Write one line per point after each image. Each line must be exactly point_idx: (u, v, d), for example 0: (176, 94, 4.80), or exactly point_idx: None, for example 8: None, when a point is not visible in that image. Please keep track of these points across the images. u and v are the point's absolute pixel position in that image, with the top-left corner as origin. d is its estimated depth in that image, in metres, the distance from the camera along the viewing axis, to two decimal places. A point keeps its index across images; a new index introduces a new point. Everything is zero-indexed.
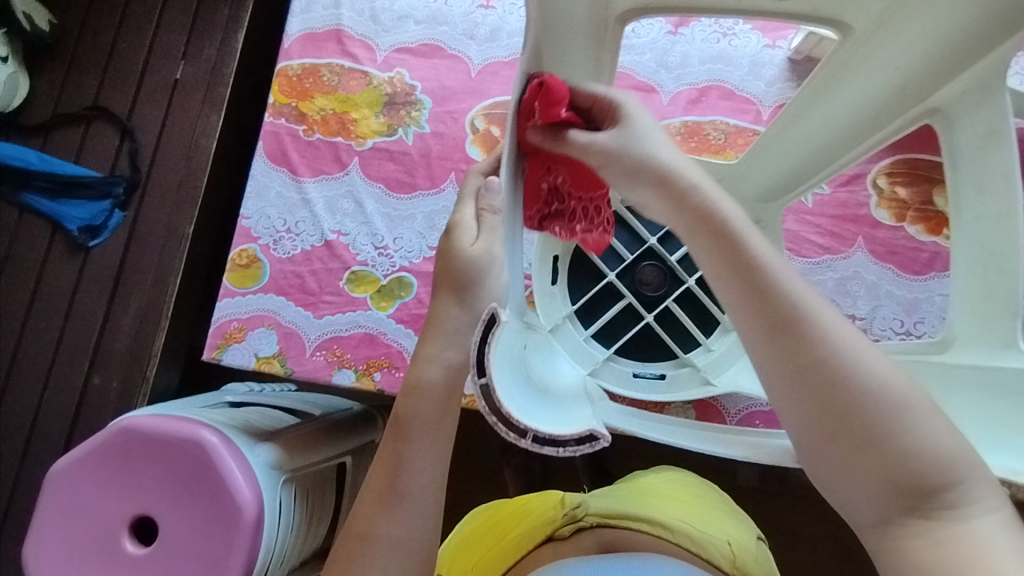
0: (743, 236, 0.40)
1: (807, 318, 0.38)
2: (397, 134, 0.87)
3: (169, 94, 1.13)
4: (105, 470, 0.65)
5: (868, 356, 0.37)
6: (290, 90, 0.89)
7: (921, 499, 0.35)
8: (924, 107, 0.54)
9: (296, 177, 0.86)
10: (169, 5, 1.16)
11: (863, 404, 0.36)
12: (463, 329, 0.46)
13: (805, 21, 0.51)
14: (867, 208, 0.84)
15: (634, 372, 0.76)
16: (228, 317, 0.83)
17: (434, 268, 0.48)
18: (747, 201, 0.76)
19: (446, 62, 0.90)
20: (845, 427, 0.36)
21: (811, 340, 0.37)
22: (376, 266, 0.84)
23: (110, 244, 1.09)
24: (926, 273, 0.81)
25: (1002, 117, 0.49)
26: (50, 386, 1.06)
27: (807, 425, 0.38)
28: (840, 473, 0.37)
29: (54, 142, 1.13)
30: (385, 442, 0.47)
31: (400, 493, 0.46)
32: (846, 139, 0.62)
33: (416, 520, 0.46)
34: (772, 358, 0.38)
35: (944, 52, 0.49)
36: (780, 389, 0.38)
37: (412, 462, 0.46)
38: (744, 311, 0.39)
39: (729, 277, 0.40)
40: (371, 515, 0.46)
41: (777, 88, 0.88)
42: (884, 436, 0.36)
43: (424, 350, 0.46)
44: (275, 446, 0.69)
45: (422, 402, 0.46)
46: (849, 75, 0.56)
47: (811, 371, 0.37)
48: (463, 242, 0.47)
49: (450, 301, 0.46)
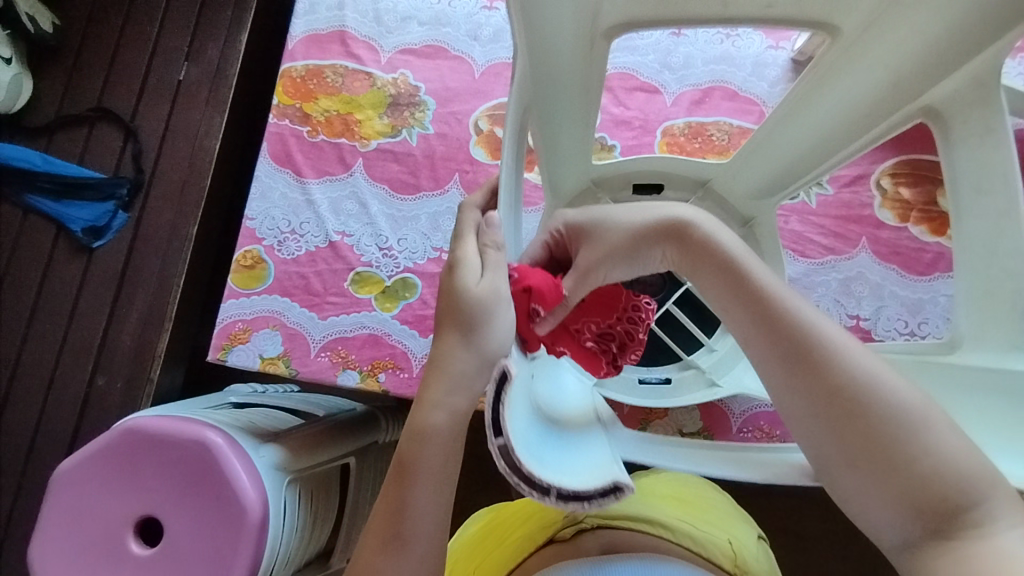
0: (757, 276, 0.45)
1: (825, 348, 0.41)
2: (401, 135, 0.88)
3: (173, 95, 1.14)
4: (110, 470, 0.65)
5: (886, 378, 0.40)
6: (295, 91, 0.89)
7: (945, 516, 0.38)
8: (918, 105, 0.54)
9: (301, 178, 0.86)
10: (172, 6, 1.16)
11: (881, 426, 0.39)
12: (471, 372, 0.45)
13: (799, 25, 0.51)
14: (870, 209, 0.84)
15: (639, 379, 0.76)
16: (233, 318, 0.83)
17: (437, 307, 0.46)
18: (740, 199, 0.75)
19: (450, 63, 0.90)
20: (868, 452, 0.39)
21: (831, 369, 0.41)
22: (380, 266, 0.84)
23: (114, 245, 1.10)
24: (930, 273, 0.81)
25: (999, 117, 0.49)
26: (54, 387, 1.06)
27: (831, 452, 0.41)
28: (865, 496, 0.40)
29: (58, 143, 1.13)
30: (389, 484, 0.46)
31: (405, 537, 0.44)
32: (841, 138, 0.61)
33: (425, 558, 0.45)
34: (792, 387, 0.42)
35: (941, 50, 0.49)
36: (802, 417, 0.42)
37: (418, 506, 0.44)
38: (759, 342, 0.44)
39: (745, 312, 0.44)
40: (374, 561, 0.44)
41: (781, 89, 0.88)
42: (904, 457, 0.39)
43: (428, 395, 0.45)
44: (280, 447, 0.69)
45: (427, 449, 0.44)
46: (840, 73, 0.56)
47: (831, 398, 0.40)
48: (470, 282, 0.45)
49: (456, 342, 0.45)
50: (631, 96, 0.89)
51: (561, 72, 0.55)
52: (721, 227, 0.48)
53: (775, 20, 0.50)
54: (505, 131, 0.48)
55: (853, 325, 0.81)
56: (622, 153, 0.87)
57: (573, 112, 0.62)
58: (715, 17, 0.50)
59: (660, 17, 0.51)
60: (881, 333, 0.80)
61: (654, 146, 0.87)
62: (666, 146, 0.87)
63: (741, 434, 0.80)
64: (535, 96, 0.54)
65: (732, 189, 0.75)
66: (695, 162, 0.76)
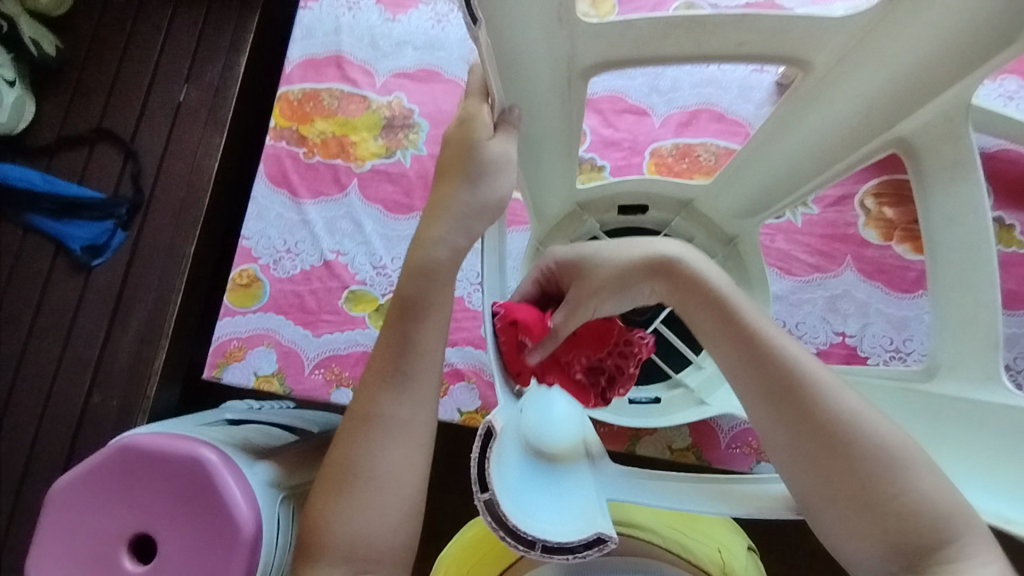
0: (746, 313, 0.47)
1: (808, 385, 0.44)
2: (395, 155, 0.89)
3: (172, 116, 1.16)
4: (105, 488, 0.66)
5: (867, 418, 0.43)
6: (291, 114, 0.91)
7: (923, 554, 0.40)
8: (889, 136, 0.56)
9: (297, 199, 0.88)
10: (173, 30, 1.19)
11: (861, 463, 0.42)
12: (472, 214, 0.48)
13: (773, 61, 0.54)
14: (855, 228, 0.85)
15: (630, 399, 0.77)
16: (228, 336, 0.84)
17: (449, 153, 0.49)
18: (723, 217, 0.76)
19: (443, 86, 0.92)
20: (848, 489, 0.42)
21: (812, 405, 0.43)
22: (374, 285, 0.86)
23: (112, 263, 1.11)
24: (914, 291, 0.83)
25: (968, 148, 0.52)
26: (51, 404, 1.07)
27: (814, 489, 0.42)
28: (846, 533, 0.42)
29: (59, 163, 1.15)
30: (392, 320, 0.49)
31: (406, 374, 0.47)
32: (818, 165, 0.63)
33: (422, 404, 0.48)
34: (776, 421, 0.44)
35: (907, 86, 0.52)
36: (787, 453, 0.44)
37: (419, 343, 0.48)
38: (746, 378, 0.46)
39: (734, 348, 0.46)
40: (375, 396, 0.47)
41: (766, 111, 0.90)
42: (884, 494, 0.41)
43: (432, 233, 0.48)
44: (273, 464, 0.70)
45: (430, 281, 0.48)
46: (815, 103, 0.58)
47: (814, 433, 0.43)
48: (488, 136, 0.48)
49: (461, 184, 0.48)
50: (620, 118, 0.91)
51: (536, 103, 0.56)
52: (711, 264, 0.50)
53: (747, 57, 0.54)
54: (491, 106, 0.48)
55: (838, 341, 0.82)
56: (611, 174, 0.89)
57: (557, 133, 0.63)
58: (690, 56, 0.53)
59: (635, 58, 0.53)
60: (867, 350, 0.81)
61: (643, 167, 0.89)
62: (654, 167, 0.89)
63: (731, 450, 0.81)
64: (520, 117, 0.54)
65: (714, 209, 0.76)
66: (678, 183, 0.77)
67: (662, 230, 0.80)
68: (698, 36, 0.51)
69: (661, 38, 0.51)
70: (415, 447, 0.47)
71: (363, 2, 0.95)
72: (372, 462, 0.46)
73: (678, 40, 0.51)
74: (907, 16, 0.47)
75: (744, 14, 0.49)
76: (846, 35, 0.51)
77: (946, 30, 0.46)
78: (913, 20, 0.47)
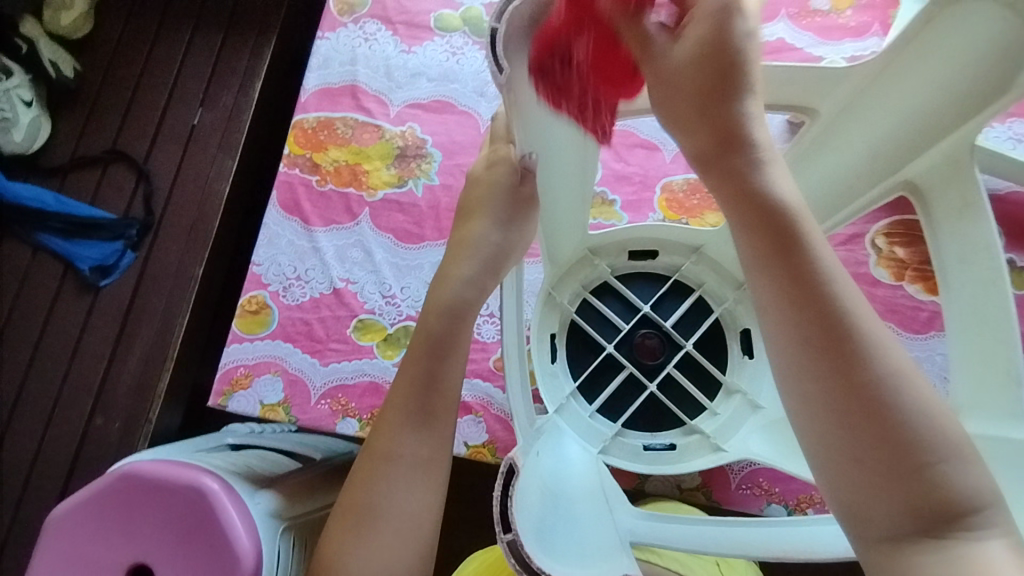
0: (810, 228, 0.40)
1: (854, 325, 0.38)
2: (407, 185, 0.90)
3: (186, 139, 1.17)
4: (105, 516, 0.65)
5: (905, 376, 0.38)
6: (305, 141, 0.91)
7: (946, 523, 0.35)
8: (897, 178, 0.56)
9: (308, 226, 0.88)
10: (191, 55, 1.21)
11: (902, 427, 0.36)
12: (493, 255, 0.52)
13: (778, 109, 0.55)
14: (866, 266, 0.85)
15: (644, 445, 0.76)
16: (235, 363, 0.84)
17: (476, 194, 0.54)
18: (732, 264, 0.76)
19: (457, 118, 0.93)
20: (876, 445, 0.36)
21: (852, 347, 0.37)
22: (383, 314, 0.85)
23: (121, 284, 1.11)
24: (927, 331, 0.82)
25: (977, 191, 0.51)
26: (52, 424, 1.06)
27: (835, 436, 0.37)
28: (863, 491, 0.36)
29: (72, 183, 1.16)
30: (415, 355, 0.51)
31: (429, 414, 0.50)
32: (830, 207, 0.63)
33: (439, 445, 0.50)
34: (805, 358, 0.38)
35: (912, 133, 0.52)
36: (811, 393, 0.38)
37: (441, 381, 0.50)
38: (782, 300, 0.39)
39: (772, 259, 0.39)
40: (396, 434, 0.49)
41: (777, 148, 0.91)
42: (914, 457, 0.36)
43: (457, 274, 0.52)
44: (275, 493, 0.69)
45: (452, 322, 0.51)
46: (821, 150, 0.59)
47: (847, 379, 0.37)
48: (515, 183, 0.53)
49: (492, 225, 0.53)
50: (632, 152, 0.92)
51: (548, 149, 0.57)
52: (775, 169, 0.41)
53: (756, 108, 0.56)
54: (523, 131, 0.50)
55: None
56: (623, 208, 0.89)
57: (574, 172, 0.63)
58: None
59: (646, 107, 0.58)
60: None
61: (654, 202, 0.89)
62: (666, 203, 0.89)
63: (741, 491, 0.79)
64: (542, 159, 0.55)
65: (722, 256, 0.76)
66: (686, 230, 0.77)
67: (673, 274, 0.80)
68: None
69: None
70: (430, 485, 0.50)
71: (379, 34, 0.96)
72: (388, 501, 0.48)
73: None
74: (912, 63, 0.48)
75: None
76: (850, 86, 0.52)
77: (944, 81, 0.48)
78: (919, 66, 0.48)
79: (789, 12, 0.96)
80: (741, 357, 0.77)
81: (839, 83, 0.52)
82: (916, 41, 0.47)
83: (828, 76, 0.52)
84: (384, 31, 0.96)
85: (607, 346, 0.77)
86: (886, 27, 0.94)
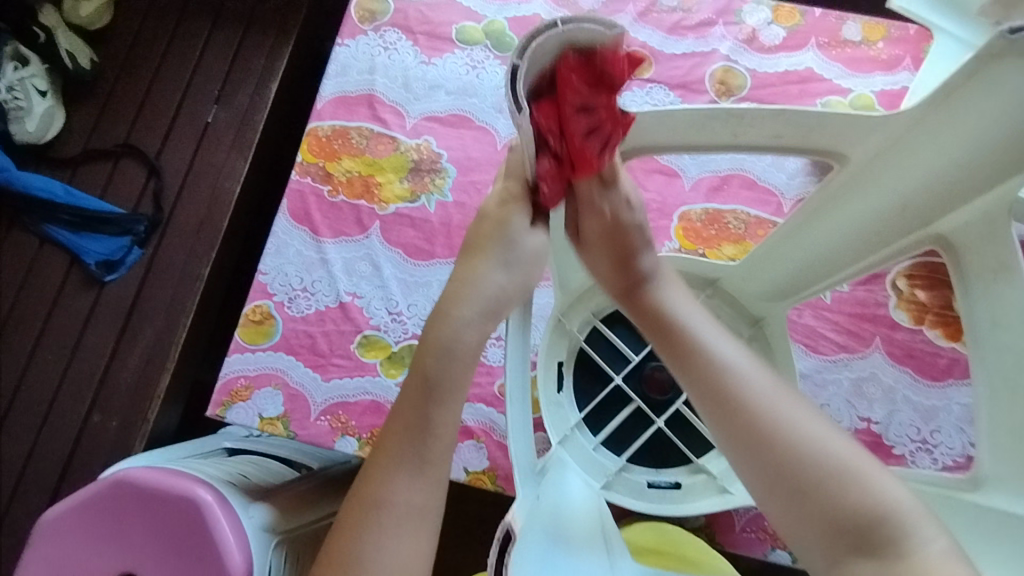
0: (694, 331, 0.53)
1: (739, 393, 0.50)
2: (420, 200, 0.88)
3: (199, 136, 1.16)
4: (96, 526, 0.64)
5: (795, 421, 0.48)
6: (319, 150, 0.90)
7: (862, 534, 0.44)
8: (929, 232, 0.55)
9: (317, 237, 0.87)
10: (208, 52, 1.19)
11: (793, 461, 0.47)
12: (500, 292, 0.51)
13: (804, 152, 0.54)
14: (885, 308, 0.83)
15: (649, 483, 0.74)
16: (236, 373, 0.82)
17: (483, 228, 0.53)
18: (749, 299, 0.74)
19: (474, 133, 0.91)
20: (783, 483, 0.47)
21: (743, 410, 0.49)
22: (388, 331, 0.84)
23: (126, 280, 1.10)
24: (945, 379, 0.80)
25: (1014, 256, 0.49)
26: (50, 419, 1.05)
27: (754, 482, 0.49)
28: (791, 519, 0.47)
29: (83, 176, 1.15)
30: (411, 400, 0.50)
31: (424, 460, 0.48)
32: (854, 256, 0.61)
33: (435, 490, 0.48)
34: (717, 428, 0.50)
35: (947, 189, 0.50)
36: (729, 451, 0.50)
37: (438, 425, 0.49)
38: (690, 389, 0.52)
39: (673, 361, 0.53)
40: (388, 481, 0.48)
41: (799, 181, 0.89)
42: (814, 486, 0.46)
43: (456, 314, 0.50)
44: (268, 506, 0.68)
45: (452, 362, 0.50)
46: (850, 195, 0.57)
47: (746, 436, 0.49)
48: (523, 226, 0.53)
49: (495, 267, 0.52)
50: (650, 177, 0.89)
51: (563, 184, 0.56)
52: (668, 288, 0.56)
53: (778, 150, 0.54)
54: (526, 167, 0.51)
55: (864, 428, 0.79)
56: None
57: None
58: (725, 145, 0.55)
59: (672, 145, 0.56)
60: (893, 439, 0.79)
61: (670, 230, 0.87)
62: (682, 231, 0.87)
63: (745, 535, 0.77)
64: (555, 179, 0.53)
65: (742, 291, 0.74)
66: (702, 261, 0.75)
67: None
68: (732, 128, 0.53)
69: (697, 127, 0.53)
70: (424, 536, 0.48)
71: (399, 44, 0.95)
72: (379, 552, 0.46)
73: (715, 130, 0.54)
74: (949, 114, 0.46)
75: (779, 109, 0.50)
76: (882, 137, 0.50)
77: (969, 144, 0.46)
78: (956, 118, 0.45)
79: (819, 41, 0.93)
80: None
81: (871, 132, 0.51)
82: (953, 97, 0.45)
83: (862, 124, 0.51)
84: (405, 41, 0.95)
85: (616, 378, 0.76)
86: (918, 61, 0.91)
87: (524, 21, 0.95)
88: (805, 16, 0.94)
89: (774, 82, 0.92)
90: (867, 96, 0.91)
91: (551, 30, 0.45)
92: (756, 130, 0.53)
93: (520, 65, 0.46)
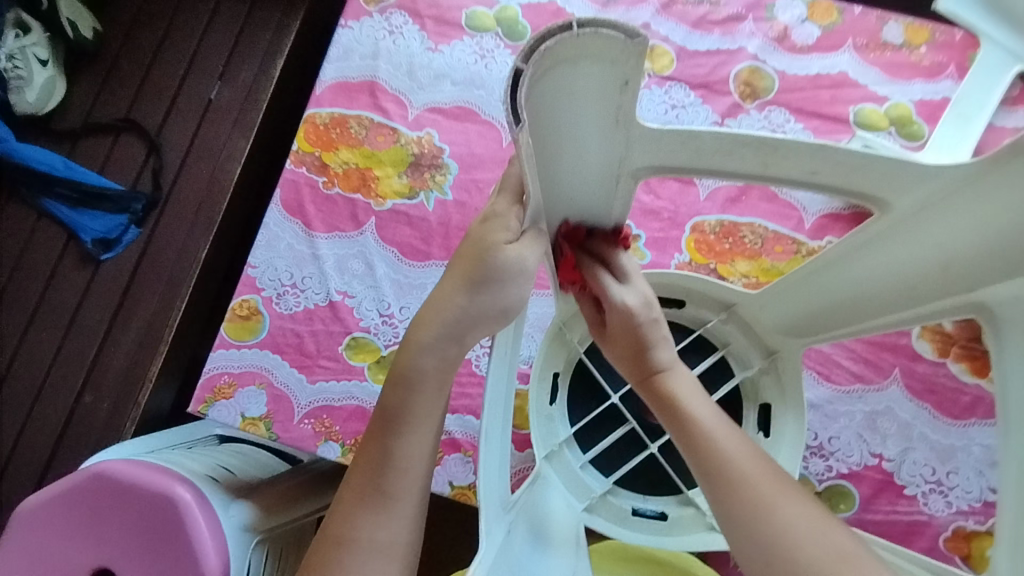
0: (689, 404, 0.52)
1: (730, 463, 0.48)
2: (418, 197, 0.84)
3: (200, 113, 1.12)
4: (67, 516, 0.61)
5: (789, 495, 0.46)
6: (316, 139, 0.86)
7: None
8: (971, 299, 0.50)
9: (310, 231, 0.83)
10: (213, 25, 1.15)
11: (789, 537, 0.44)
12: (464, 319, 0.46)
13: (846, 194, 0.50)
14: (907, 338, 0.77)
15: (634, 510, 0.70)
16: (220, 370, 0.79)
17: (462, 248, 0.47)
18: (766, 329, 0.69)
19: (478, 127, 0.87)
20: (777, 554, 0.43)
21: (734, 479, 0.47)
22: (378, 334, 0.81)
23: (121, 259, 1.08)
24: (966, 418, 0.75)
25: None
26: (42, 396, 1.04)
27: (747, 554, 0.45)
28: None
29: (82, 150, 1.12)
30: (372, 432, 0.47)
31: (386, 493, 0.45)
32: (886, 305, 0.57)
33: (405, 527, 0.45)
34: (709, 495, 0.48)
35: (991, 258, 0.46)
36: (722, 518, 0.47)
37: (398, 457, 0.46)
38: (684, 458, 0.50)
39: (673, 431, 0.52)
40: (352, 517, 0.45)
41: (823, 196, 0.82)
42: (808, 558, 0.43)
43: (417, 337, 0.46)
44: (251, 505, 0.66)
45: (410, 392, 0.46)
46: (891, 242, 0.53)
47: (737, 502, 0.46)
48: (502, 243, 0.45)
49: (460, 288, 0.46)
50: (664, 184, 0.84)
51: (560, 206, 0.52)
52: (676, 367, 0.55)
53: (819, 185, 0.50)
54: (529, 182, 0.42)
55: (874, 464, 0.75)
56: (647, 245, 0.82)
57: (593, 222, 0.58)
58: (755, 173, 0.50)
59: (692, 166, 0.50)
60: (905, 478, 0.74)
61: (681, 241, 0.82)
62: (694, 244, 0.82)
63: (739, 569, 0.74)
64: (546, 171, 0.45)
65: (759, 319, 0.69)
66: (722, 285, 0.69)
67: (698, 328, 0.73)
68: (764, 158, 0.47)
69: (725, 152, 0.47)
70: None
71: (405, 28, 0.90)
72: None
73: (744, 157, 0.48)
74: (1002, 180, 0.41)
75: (824, 144, 0.44)
76: (930, 190, 0.46)
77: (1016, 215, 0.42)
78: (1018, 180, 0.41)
79: (856, 43, 0.86)
80: (757, 433, 0.70)
81: (918, 185, 0.46)
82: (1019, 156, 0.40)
83: (911, 176, 0.46)
84: (411, 25, 0.90)
85: (612, 396, 0.71)
86: (963, 70, 0.84)
87: (539, 9, 0.89)
88: (843, 14, 0.87)
89: (804, 86, 0.85)
90: (904, 105, 0.84)
91: (565, 33, 0.35)
92: (791, 164, 0.47)
93: (525, 70, 0.36)
